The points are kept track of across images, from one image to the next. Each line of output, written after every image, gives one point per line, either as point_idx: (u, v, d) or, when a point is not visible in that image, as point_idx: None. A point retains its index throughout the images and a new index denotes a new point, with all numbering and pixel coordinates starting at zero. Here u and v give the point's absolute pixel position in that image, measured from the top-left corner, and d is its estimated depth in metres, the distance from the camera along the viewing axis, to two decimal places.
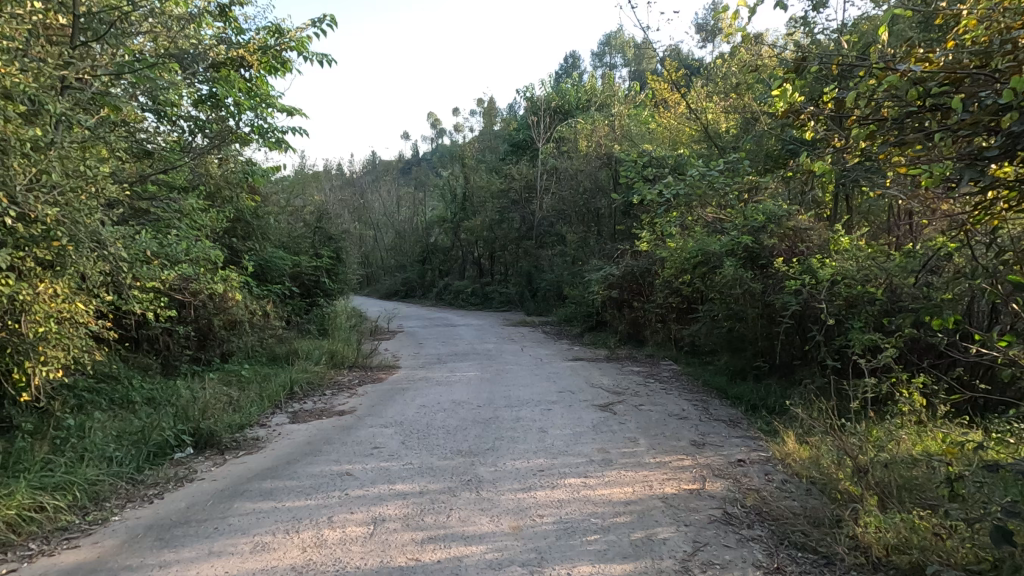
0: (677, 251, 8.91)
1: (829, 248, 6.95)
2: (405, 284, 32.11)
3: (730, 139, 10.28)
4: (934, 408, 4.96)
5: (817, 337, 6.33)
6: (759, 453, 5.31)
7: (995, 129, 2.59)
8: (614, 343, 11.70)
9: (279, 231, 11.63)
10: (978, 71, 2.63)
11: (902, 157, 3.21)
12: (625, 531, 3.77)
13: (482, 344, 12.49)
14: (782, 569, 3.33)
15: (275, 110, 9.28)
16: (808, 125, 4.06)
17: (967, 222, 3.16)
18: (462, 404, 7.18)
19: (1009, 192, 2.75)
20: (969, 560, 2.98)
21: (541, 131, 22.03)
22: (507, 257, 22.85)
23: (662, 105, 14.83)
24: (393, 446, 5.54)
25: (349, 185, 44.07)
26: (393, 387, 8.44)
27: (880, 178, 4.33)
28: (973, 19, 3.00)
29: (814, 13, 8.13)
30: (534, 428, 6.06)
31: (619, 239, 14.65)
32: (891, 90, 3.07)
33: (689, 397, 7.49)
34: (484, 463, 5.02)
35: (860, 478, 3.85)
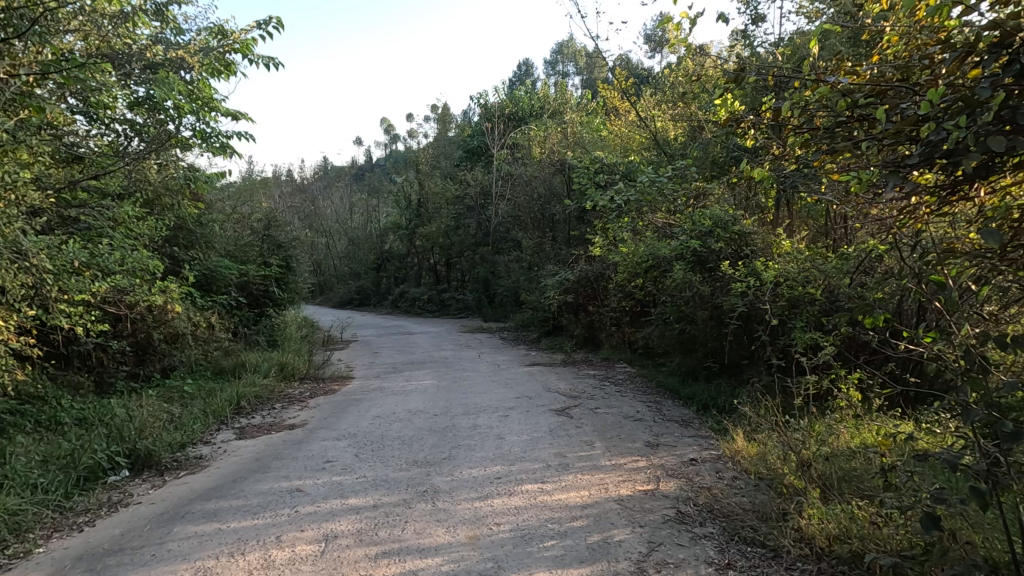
0: (629, 256, 9.11)
1: (772, 251, 7.24)
2: (360, 292, 31.47)
3: (678, 147, 10.58)
4: (870, 402, 5.22)
5: (762, 337, 6.59)
6: (711, 452, 5.45)
7: (916, 138, 2.76)
8: (570, 348, 11.80)
9: (223, 239, 11.20)
10: (899, 84, 2.80)
11: (834, 164, 3.38)
12: (582, 535, 3.79)
13: (439, 352, 12.36)
14: (733, 564, 3.42)
15: (219, 114, 8.94)
16: (749, 133, 4.23)
17: (895, 225, 3.35)
18: (418, 413, 7.07)
19: (930, 198, 2.93)
20: (903, 546, 3.13)
21: (495, 138, 22.10)
22: (463, 264, 22.77)
23: (613, 113, 15.16)
24: (346, 459, 5.39)
25: (300, 192, 42.88)
26: (347, 398, 8.23)
27: (816, 183, 4.55)
28: (894, 35, 3.20)
29: (753, 26, 8.53)
30: (491, 435, 6.03)
31: (574, 244, 14.82)
32: (823, 100, 3.25)
33: (644, 399, 7.62)
34: (440, 472, 4.95)
35: (804, 472, 4.04)
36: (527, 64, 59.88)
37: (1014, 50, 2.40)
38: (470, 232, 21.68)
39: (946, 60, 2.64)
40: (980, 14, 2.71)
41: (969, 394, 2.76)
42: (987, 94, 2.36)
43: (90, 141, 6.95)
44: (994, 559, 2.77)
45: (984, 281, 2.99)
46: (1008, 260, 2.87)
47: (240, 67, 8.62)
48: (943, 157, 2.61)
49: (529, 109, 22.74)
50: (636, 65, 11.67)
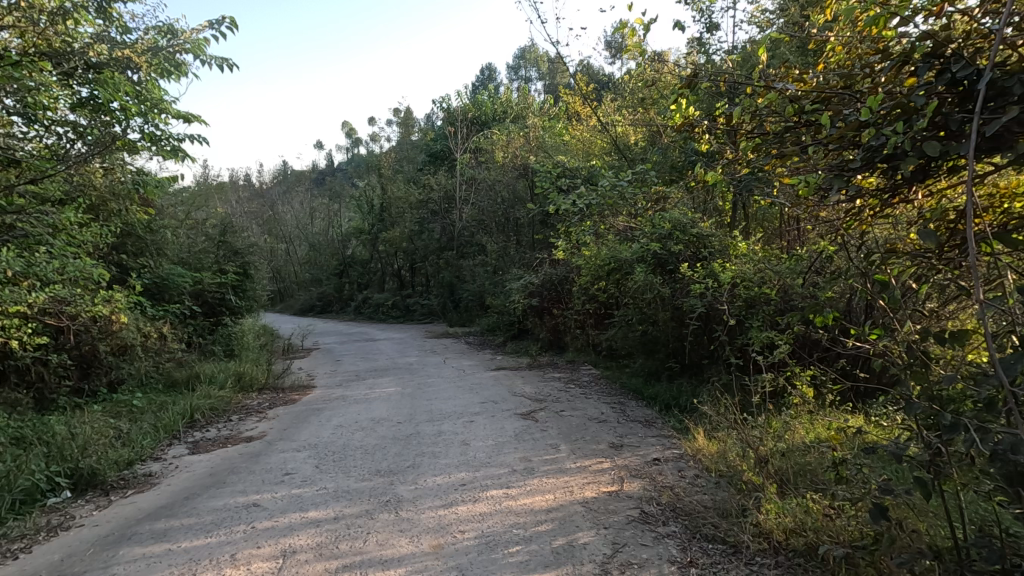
0: (591, 259, 9.23)
1: (729, 252, 7.43)
2: (322, 298, 30.78)
3: (639, 151, 10.76)
4: (823, 398, 5.40)
5: (721, 337, 6.76)
6: (673, 451, 5.53)
7: (858, 143, 2.88)
8: (535, 351, 11.83)
9: (175, 245, 10.80)
10: (842, 92, 2.92)
11: (784, 168, 3.49)
12: (547, 539, 3.78)
13: (403, 359, 12.18)
14: (694, 562, 3.47)
15: (169, 116, 8.59)
16: (704, 137, 4.33)
17: (841, 227, 3.48)
18: (381, 421, 6.94)
19: (872, 200, 3.06)
20: (855, 537, 3.23)
21: (458, 142, 22.01)
22: (428, 268, 22.60)
23: (574, 118, 15.33)
24: (306, 471, 5.25)
25: (258, 197, 41.66)
26: (308, 407, 8.02)
27: (768, 186, 4.70)
28: (838, 44, 3.34)
29: (708, 35, 8.77)
30: (456, 441, 5.97)
31: (538, 248, 14.90)
32: (772, 106, 3.36)
33: (608, 400, 7.70)
34: (404, 481, 4.87)
35: (761, 468, 4.16)
36: (490, 69, 60.09)
37: (944, 60, 2.54)
38: (434, 236, 21.51)
39: (884, 69, 2.77)
40: (914, 26, 2.85)
41: (911, 387, 2.88)
42: (922, 102, 2.48)
43: (27, 143, 6.60)
44: (937, 545, 2.88)
45: (924, 280, 3.14)
46: (945, 260, 3.03)
47: (191, 68, 8.30)
48: (884, 161, 2.74)
49: (492, 114, 22.73)
50: (596, 71, 11.83)
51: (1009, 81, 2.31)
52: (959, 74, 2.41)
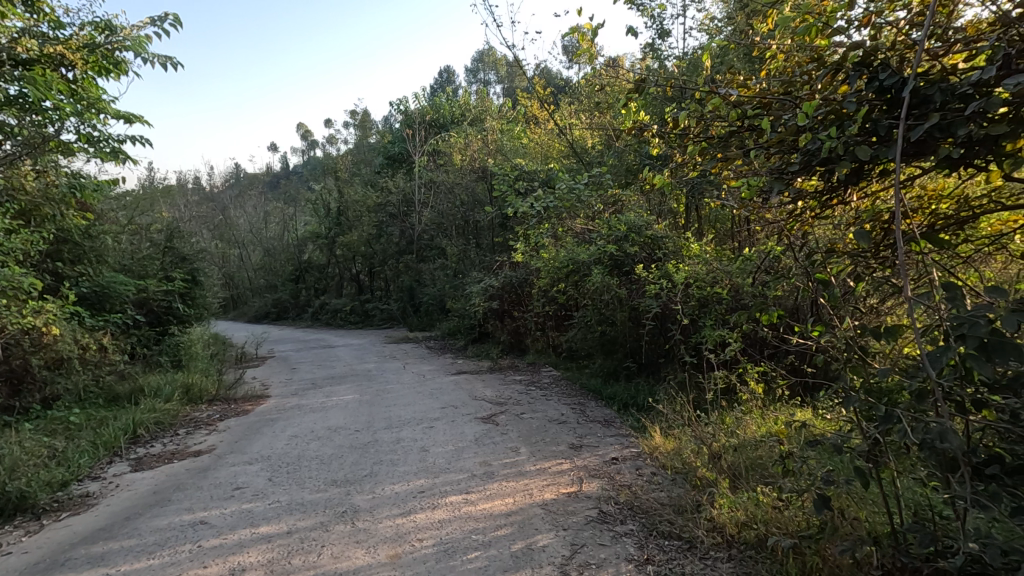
0: (550, 262, 9.32)
1: (682, 253, 7.61)
2: (277, 305, 29.80)
3: (595, 154, 10.92)
4: (772, 393, 5.57)
5: (676, 336, 6.92)
6: (630, 450, 5.61)
7: (797, 147, 3.00)
8: (496, 354, 11.81)
9: (117, 251, 10.28)
10: (782, 98, 3.04)
11: (729, 171, 3.62)
12: (506, 544, 3.76)
13: (362, 365, 11.94)
14: (651, 559, 3.52)
15: (108, 115, 8.18)
16: (655, 141, 4.41)
17: (784, 228, 3.61)
18: (338, 430, 6.78)
19: (812, 202, 3.19)
20: (802, 527, 3.33)
21: (417, 145, 21.79)
22: (387, 273, 22.27)
23: (532, 121, 15.42)
24: (258, 484, 5.07)
25: (208, 201, 40.03)
26: (261, 418, 7.76)
27: (716, 189, 4.86)
28: (779, 52, 3.46)
29: (660, 40, 9.00)
30: (415, 448, 5.89)
31: (497, 251, 14.91)
32: (717, 110, 3.47)
33: (568, 401, 7.77)
34: (361, 490, 4.76)
35: (714, 464, 4.28)
36: (447, 72, 60.09)
37: (873, 69, 2.68)
38: (393, 240, 21.23)
39: (819, 75, 2.89)
40: (847, 35, 2.99)
41: (850, 380, 3.01)
42: (854, 108, 2.61)
43: None
44: (876, 531, 3.00)
45: (862, 278, 3.29)
46: (880, 259, 3.18)
47: (131, 66, 7.91)
48: (820, 164, 2.87)
49: (451, 117, 22.65)
50: (553, 75, 11.95)
51: (930, 89, 2.45)
52: (886, 81, 2.55)
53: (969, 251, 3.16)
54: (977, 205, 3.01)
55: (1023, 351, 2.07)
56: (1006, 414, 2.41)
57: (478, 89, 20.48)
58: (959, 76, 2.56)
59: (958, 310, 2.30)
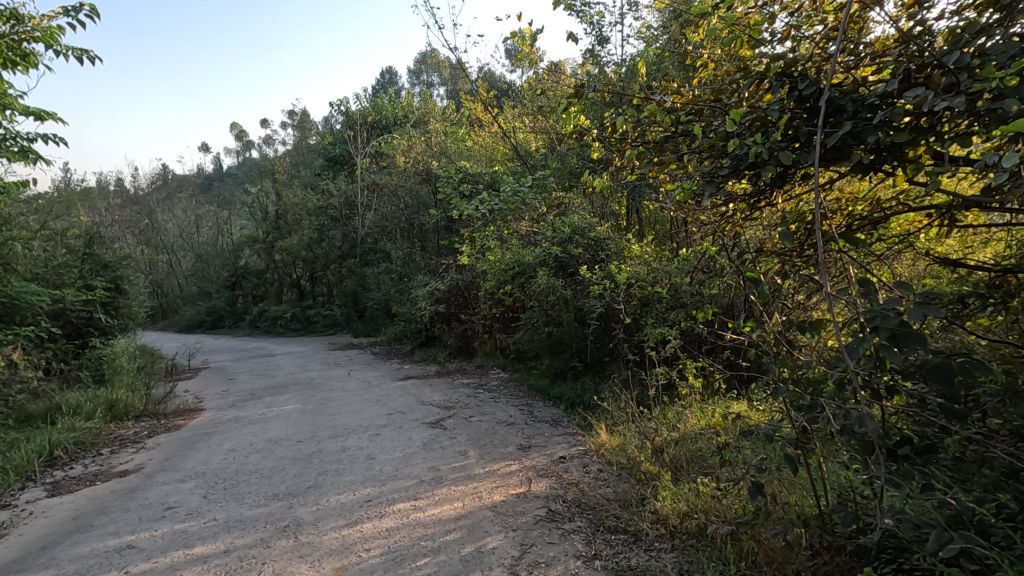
0: (495, 264, 9.34)
1: (624, 254, 7.81)
2: (212, 313, 28.32)
3: (539, 157, 11.05)
4: (709, 387, 5.81)
5: (619, 335, 7.10)
6: (578, 448, 5.71)
7: (726, 152, 3.17)
8: (444, 358, 11.73)
9: (29, 259, 9.47)
10: (712, 105, 3.19)
11: (665, 175, 3.76)
12: (455, 548, 3.74)
13: (305, 373, 11.56)
14: (599, 554, 3.60)
15: (15, 111, 7.54)
16: (595, 144, 4.50)
17: (718, 228, 3.78)
18: (279, 441, 6.53)
19: (741, 205, 3.36)
20: (739, 514, 3.49)
21: (358, 146, 21.30)
22: (330, 278, 21.67)
23: (476, 123, 15.43)
24: (192, 503, 4.80)
25: (132, 204, 37.61)
26: (195, 432, 7.37)
27: (653, 191, 5.02)
28: (709, 61, 3.62)
29: (599, 47, 9.21)
30: (361, 456, 5.76)
31: (443, 254, 14.78)
32: (652, 116, 3.60)
33: (516, 402, 7.81)
34: (304, 503, 4.60)
35: (657, 457, 4.42)
36: (389, 72, 59.33)
37: (793, 80, 2.85)
38: (335, 244, 20.66)
39: (745, 84, 3.06)
40: (770, 47, 3.18)
41: (779, 372, 3.18)
42: (777, 115, 2.77)
43: None
44: (804, 513, 3.18)
45: (788, 276, 3.49)
46: (804, 258, 3.38)
47: (42, 58, 7.32)
48: (748, 169, 3.04)
49: (393, 118, 22.29)
50: (496, 78, 12.00)
51: (844, 99, 2.65)
52: (805, 91, 2.73)
53: (882, 250, 3.42)
54: (888, 206, 3.26)
55: (926, 340, 2.26)
56: (914, 399, 2.63)
57: (421, 91, 20.26)
58: (869, 88, 2.77)
59: (872, 304, 2.48)
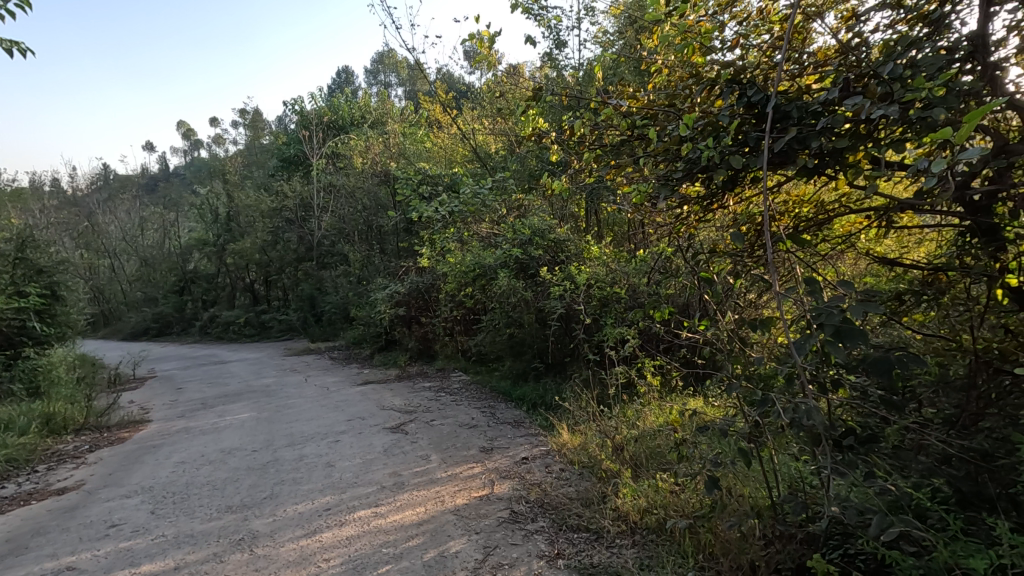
0: (456, 266, 9.29)
1: (583, 256, 7.91)
2: (158, 320, 27.07)
3: (498, 159, 11.07)
4: (666, 384, 5.96)
5: (580, 335, 7.20)
6: (540, 448, 5.75)
7: (680, 156, 3.26)
8: (404, 362, 11.60)
9: None
10: (666, 110, 3.28)
11: (622, 178, 3.84)
12: (418, 554, 3.70)
13: (259, 380, 11.19)
14: (561, 553, 3.63)
15: None
16: (553, 147, 4.54)
17: (674, 230, 3.88)
18: (233, 451, 6.30)
19: (695, 207, 3.47)
20: (696, 507, 3.58)
21: (314, 147, 20.83)
22: (286, 281, 21.08)
23: (435, 125, 15.35)
24: (139, 519, 4.58)
25: (69, 205, 35.58)
26: (141, 445, 7.02)
27: (610, 194, 5.12)
28: (663, 67, 3.71)
29: (557, 51, 9.32)
30: (320, 464, 5.62)
31: (403, 256, 14.60)
32: (609, 120, 3.68)
33: (478, 404, 7.79)
34: (260, 514, 4.45)
35: (618, 455, 4.50)
36: (345, 72, 58.32)
37: (742, 86, 2.96)
38: (291, 247, 20.12)
39: (697, 90, 3.15)
40: (721, 54, 3.29)
41: (733, 369, 3.29)
42: (727, 121, 2.88)
43: None
44: (758, 505, 3.29)
45: (740, 276, 3.61)
46: (754, 258, 3.51)
47: None
48: (700, 172, 3.14)
49: (350, 118, 21.90)
50: (455, 79, 11.96)
51: (789, 106, 2.77)
52: (753, 97, 2.84)
53: (827, 250, 3.58)
54: (831, 209, 3.41)
55: (867, 335, 2.37)
56: (857, 392, 2.76)
57: (378, 91, 19.99)
58: (813, 95, 2.90)
59: (817, 302, 2.60)
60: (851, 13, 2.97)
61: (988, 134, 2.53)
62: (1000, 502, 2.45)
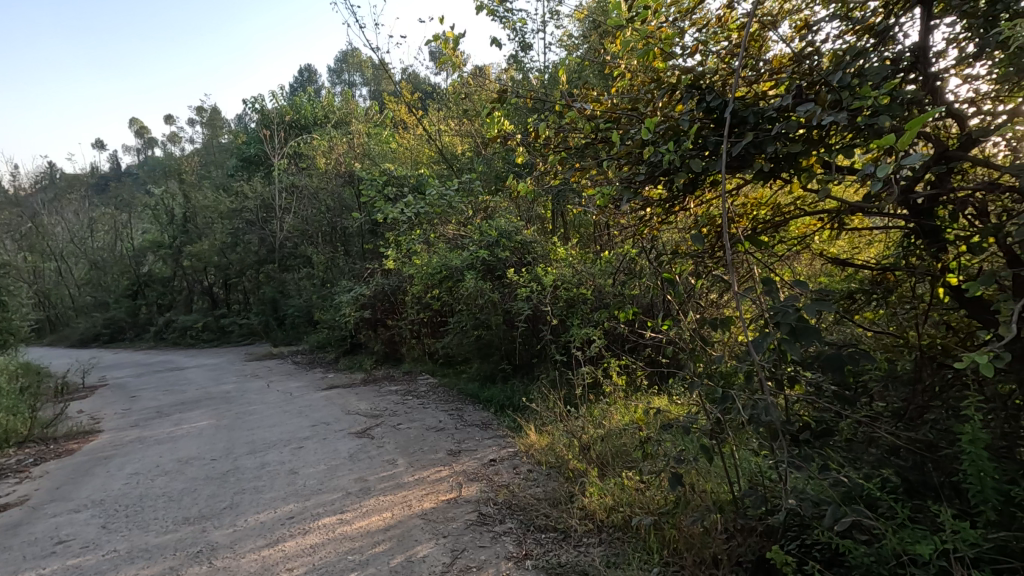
0: (422, 268, 9.21)
1: (549, 257, 7.95)
2: (110, 325, 25.93)
3: (465, 161, 11.04)
4: (632, 383, 6.05)
5: (547, 336, 7.24)
6: (508, 450, 5.75)
7: (642, 159, 3.33)
8: (370, 365, 11.43)
9: None
10: (629, 114, 3.35)
11: (586, 180, 3.89)
12: (384, 560, 3.65)
13: (218, 387, 10.85)
14: (529, 554, 3.64)
15: None
16: (519, 149, 4.56)
17: (638, 232, 3.95)
18: (190, 461, 6.08)
19: (657, 209, 3.54)
20: (660, 504, 3.65)
21: (275, 147, 20.34)
22: (246, 284, 20.50)
23: (400, 125, 15.20)
24: (89, 534, 4.38)
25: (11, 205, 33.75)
26: (91, 457, 6.71)
27: (576, 196, 5.17)
28: (626, 71, 3.78)
29: (522, 53, 9.36)
30: (283, 471, 5.49)
31: (368, 258, 14.39)
32: (573, 123, 3.72)
33: (445, 407, 7.75)
34: (219, 525, 4.32)
35: (584, 454, 4.56)
36: (307, 70, 57.24)
37: (702, 92, 3.04)
38: (251, 249, 19.60)
39: (659, 95, 3.22)
40: (681, 60, 3.36)
41: (695, 367, 3.37)
42: (687, 125, 2.95)
43: None
44: (719, 499, 3.38)
45: (701, 276, 3.70)
46: (714, 259, 3.60)
47: None
48: (662, 175, 3.21)
49: (313, 118, 21.49)
50: (420, 80, 11.88)
51: (746, 112, 2.86)
52: (712, 103, 2.93)
53: (783, 251, 3.70)
54: (787, 211, 3.53)
55: (820, 333, 2.47)
56: (812, 387, 2.87)
57: (342, 91, 19.68)
58: (768, 101, 3.00)
59: (774, 301, 2.68)
60: (804, 23, 3.09)
61: (930, 141, 2.67)
62: (944, 490, 2.57)
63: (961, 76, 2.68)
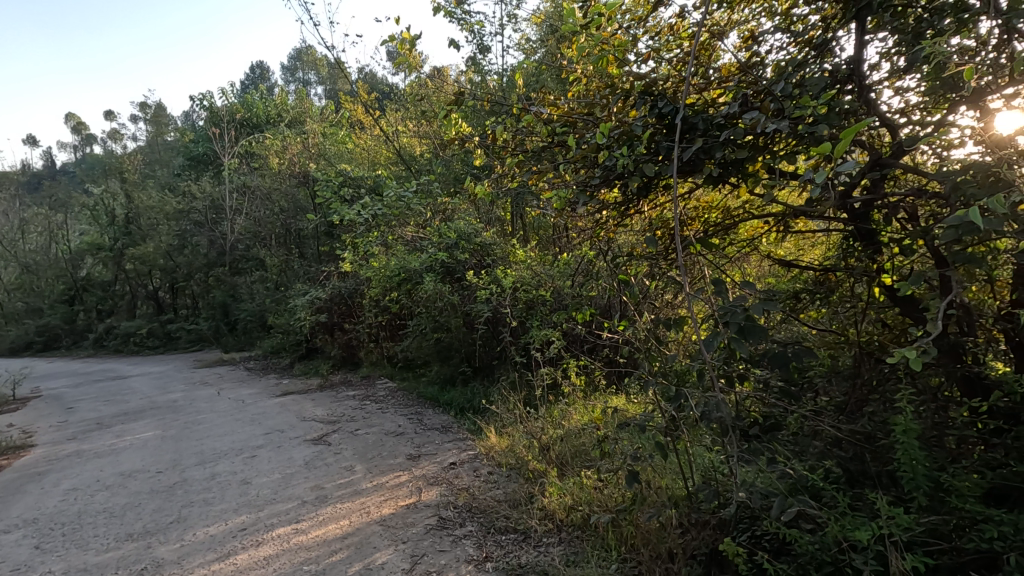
0: (379, 270, 9.08)
1: (508, 259, 7.98)
2: (43, 333, 24.37)
3: (423, 162, 10.96)
4: (590, 383, 6.14)
5: (506, 338, 7.27)
6: (468, 452, 5.73)
7: (597, 163, 3.39)
8: (326, 370, 11.18)
9: None
10: (584, 118, 3.40)
11: (544, 183, 3.92)
12: (342, 568, 3.58)
13: (165, 396, 10.37)
14: (490, 556, 3.64)
15: None
16: (477, 151, 4.55)
17: (594, 234, 4.01)
18: (134, 474, 5.79)
19: (612, 212, 3.61)
20: (618, 501, 3.72)
21: (225, 145, 19.64)
22: (195, 288, 19.68)
23: (357, 125, 14.95)
24: (20, 555, 4.10)
25: None
26: (22, 473, 6.29)
27: (533, 198, 5.21)
28: (581, 76, 3.84)
29: (480, 55, 9.37)
30: (234, 481, 5.30)
31: (324, 261, 14.08)
32: (531, 126, 3.76)
33: (405, 411, 7.66)
34: (165, 540, 4.13)
35: (544, 455, 4.59)
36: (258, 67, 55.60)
37: (654, 98, 3.12)
38: (200, 251, 18.85)
39: (613, 100, 3.28)
40: (635, 67, 3.44)
41: (650, 366, 3.45)
42: (640, 131, 3.02)
43: None
44: (674, 495, 3.46)
45: (655, 277, 3.79)
46: (668, 261, 3.70)
47: None
48: (617, 178, 3.28)
49: (265, 116, 20.87)
50: (377, 80, 11.72)
51: (696, 118, 2.96)
52: (663, 109, 3.01)
53: (733, 253, 3.83)
54: (735, 214, 3.66)
55: (766, 332, 2.57)
56: (760, 384, 2.98)
57: (296, 89, 19.20)
58: (717, 108, 3.11)
59: (724, 301, 2.78)
60: (750, 35, 3.21)
61: (866, 148, 2.82)
62: (881, 479, 2.71)
63: (893, 88, 2.85)
